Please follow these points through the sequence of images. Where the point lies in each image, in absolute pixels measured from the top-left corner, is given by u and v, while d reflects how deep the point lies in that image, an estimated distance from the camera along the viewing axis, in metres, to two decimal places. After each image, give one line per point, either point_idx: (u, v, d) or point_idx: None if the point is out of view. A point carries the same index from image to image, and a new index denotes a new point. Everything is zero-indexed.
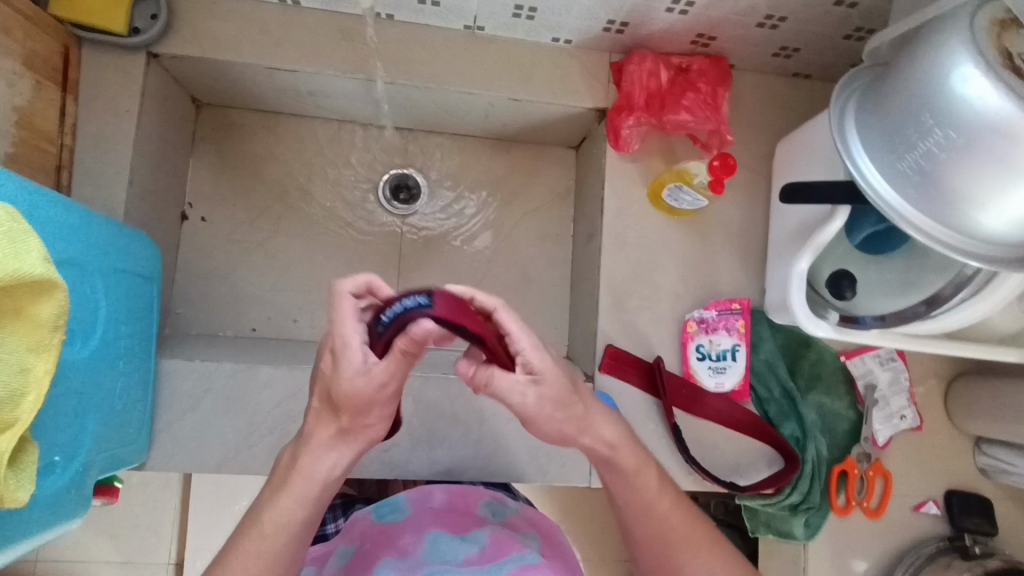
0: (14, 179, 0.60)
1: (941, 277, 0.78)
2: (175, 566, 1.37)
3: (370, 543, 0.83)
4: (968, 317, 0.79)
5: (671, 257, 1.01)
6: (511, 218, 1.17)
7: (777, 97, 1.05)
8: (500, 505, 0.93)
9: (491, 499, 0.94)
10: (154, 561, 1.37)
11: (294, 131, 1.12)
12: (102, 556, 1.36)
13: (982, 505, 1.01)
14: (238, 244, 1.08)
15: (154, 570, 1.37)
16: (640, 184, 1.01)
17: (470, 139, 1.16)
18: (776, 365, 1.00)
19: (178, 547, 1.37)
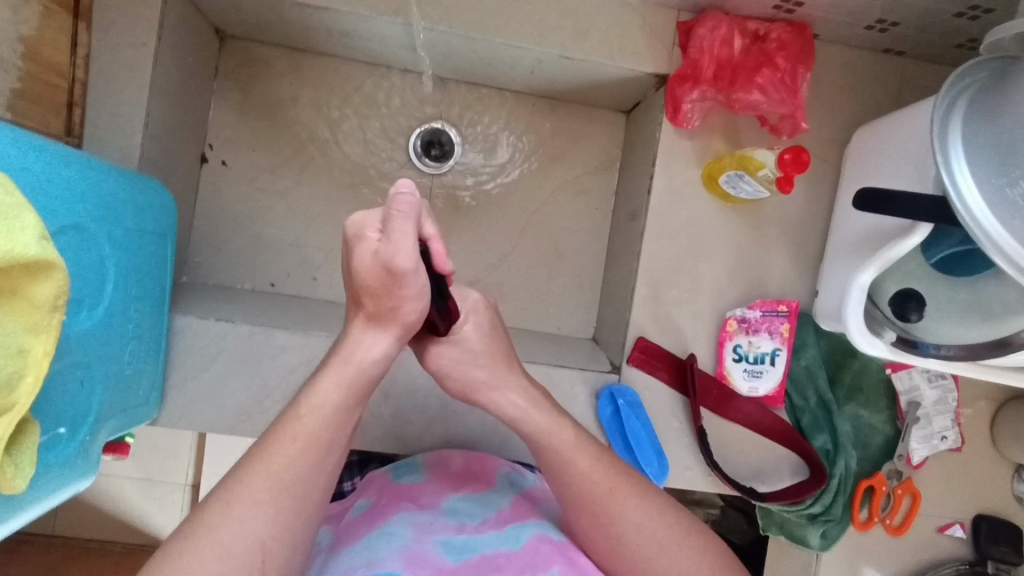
0: (5, 133, 0.54)
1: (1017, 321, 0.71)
2: (191, 487, 1.42)
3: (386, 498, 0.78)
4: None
5: (718, 249, 0.93)
6: (549, 186, 1.09)
7: (861, 76, 0.92)
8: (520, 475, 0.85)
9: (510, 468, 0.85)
10: (173, 482, 1.42)
11: (322, 72, 1.03)
12: (123, 472, 1.41)
13: (1012, 534, 0.97)
14: (260, 192, 1.03)
15: (172, 489, 1.42)
16: (695, 164, 0.92)
17: (512, 93, 1.07)
18: (816, 373, 0.94)
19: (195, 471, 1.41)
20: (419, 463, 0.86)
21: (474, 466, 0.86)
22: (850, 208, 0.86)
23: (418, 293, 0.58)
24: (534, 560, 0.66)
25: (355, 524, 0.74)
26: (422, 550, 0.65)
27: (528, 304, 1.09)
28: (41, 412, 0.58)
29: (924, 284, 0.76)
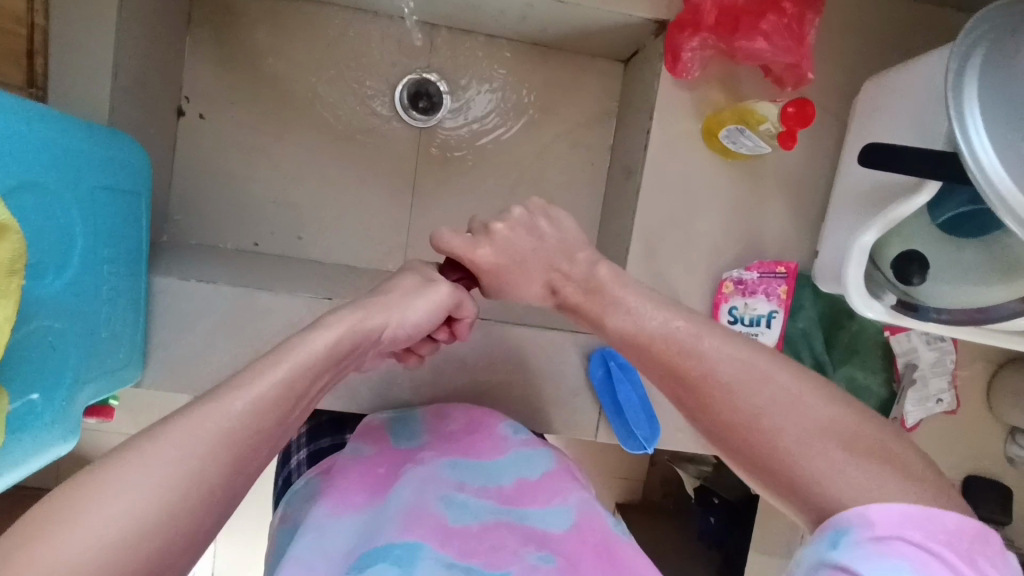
0: None
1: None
2: None
3: (386, 457, 0.75)
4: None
5: (716, 207, 0.90)
6: (542, 140, 1.04)
7: (873, 22, 0.87)
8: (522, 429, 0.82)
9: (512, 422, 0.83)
10: None
11: (302, 19, 0.98)
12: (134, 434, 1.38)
13: (1002, 494, 0.98)
14: (240, 148, 0.99)
15: None
16: (694, 118, 0.87)
17: (503, 41, 1.01)
18: (812, 335, 0.92)
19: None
20: (419, 415, 0.85)
21: (474, 421, 0.83)
22: (856, 163, 0.82)
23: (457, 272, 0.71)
24: (541, 535, 0.64)
25: (354, 480, 0.70)
26: (426, 512, 0.63)
27: None
28: (9, 379, 0.56)
29: (930, 245, 0.73)
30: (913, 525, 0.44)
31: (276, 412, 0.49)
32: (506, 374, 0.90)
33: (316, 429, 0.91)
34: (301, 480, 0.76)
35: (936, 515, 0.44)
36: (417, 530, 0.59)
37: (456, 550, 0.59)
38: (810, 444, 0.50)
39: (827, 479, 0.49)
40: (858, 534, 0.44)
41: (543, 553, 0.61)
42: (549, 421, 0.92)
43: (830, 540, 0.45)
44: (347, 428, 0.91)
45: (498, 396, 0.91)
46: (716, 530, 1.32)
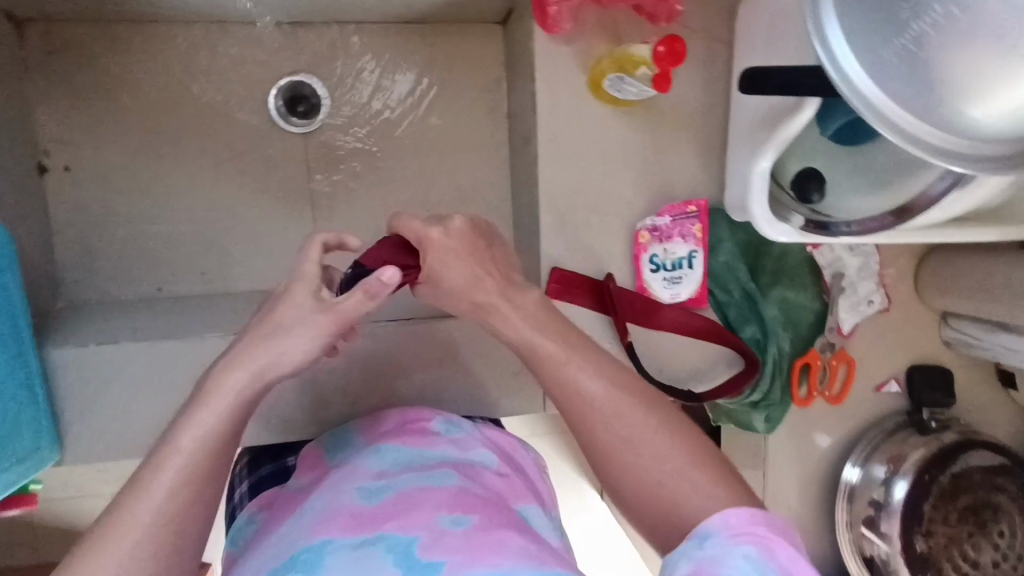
0: None
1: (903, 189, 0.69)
2: None
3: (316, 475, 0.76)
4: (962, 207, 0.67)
5: (618, 158, 0.88)
6: (437, 120, 1.00)
7: None
8: (457, 422, 0.81)
9: (445, 415, 0.82)
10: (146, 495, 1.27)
11: (150, 45, 0.91)
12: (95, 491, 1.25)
13: (944, 378, 1.00)
14: (119, 193, 0.93)
15: None
16: (578, 72, 0.84)
17: (371, 24, 0.96)
18: (736, 267, 0.91)
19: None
20: (355, 426, 0.83)
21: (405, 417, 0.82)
22: (739, 93, 0.81)
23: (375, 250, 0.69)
24: (449, 496, 0.63)
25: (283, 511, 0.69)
26: (341, 505, 0.63)
27: None
28: None
29: (824, 161, 0.73)
30: (759, 521, 0.52)
31: (180, 493, 0.53)
32: (442, 370, 0.89)
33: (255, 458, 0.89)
34: (245, 514, 0.76)
35: (768, 516, 0.53)
36: (328, 529, 0.59)
37: (367, 530, 0.59)
38: (667, 474, 0.57)
39: (684, 500, 0.55)
40: (717, 540, 0.51)
41: (456, 515, 0.60)
42: (494, 405, 0.91)
43: (697, 542, 0.51)
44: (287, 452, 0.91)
45: (440, 393, 0.89)
46: None
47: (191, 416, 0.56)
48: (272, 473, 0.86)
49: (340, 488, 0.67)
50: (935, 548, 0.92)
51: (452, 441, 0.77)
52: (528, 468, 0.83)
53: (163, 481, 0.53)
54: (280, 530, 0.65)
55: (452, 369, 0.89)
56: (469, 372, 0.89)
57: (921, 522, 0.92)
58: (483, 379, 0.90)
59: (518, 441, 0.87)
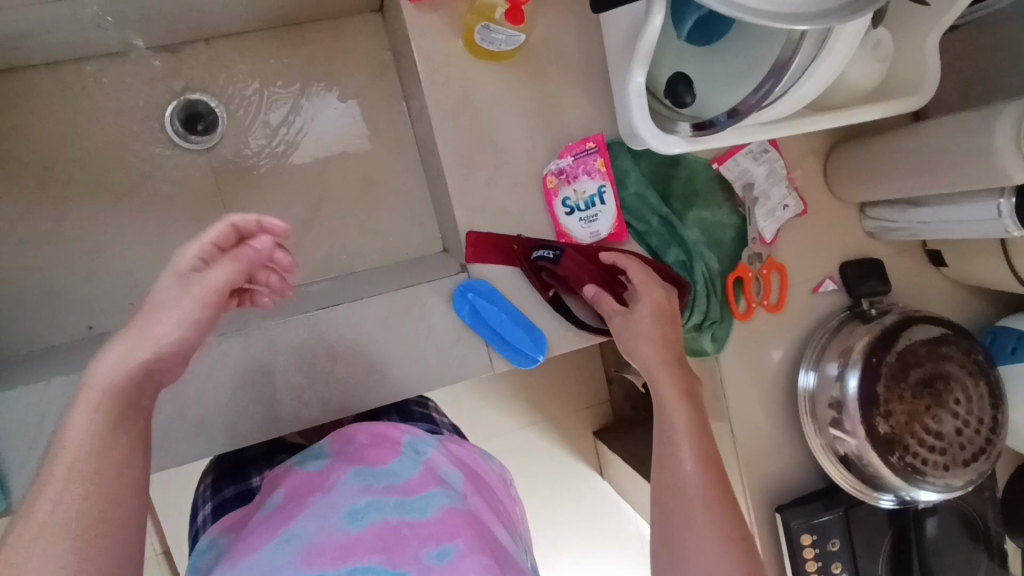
0: None
1: (745, 89, 0.75)
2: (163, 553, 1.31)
3: (291, 488, 0.72)
4: (793, 102, 0.73)
5: (511, 110, 0.90)
6: (337, 114, 1.02)
7: None
8: (425, 442, 0.80)
9: (415, 435, 0.81)
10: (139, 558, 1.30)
11: (36, 91, 0.92)
12: None
13: (876, 267, 1.02)
14: (31, 241, 0.93)
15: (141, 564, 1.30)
16: (452, 35, 0.86)
17: (253, 34, 0.98)
18: (648, 196, 0.93)
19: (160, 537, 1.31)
20: (325, 445, 0.80)
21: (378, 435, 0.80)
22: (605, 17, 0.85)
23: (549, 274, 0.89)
24: (440, 528, 0.65)
25: (260, 526, 0.68)
26: (327, 535, 0.63)
27: (367, 241, 1.03)
28: None
29: (693, 63, 0.78)
30: None
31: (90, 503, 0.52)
32: (379, 350, 0.88)
33: (218, 481, 0.88)
34: (205, 539, 0.73)
35: None
36: (315, 563, 0.60)
37: (354, 559, 0.60)
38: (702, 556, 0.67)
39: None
40: None
41: (440, 547, 0.63)
42: (440, 376, 0.91)
43: None
44: (251, 472, 0.89)
45: (384, 373, 0.89)
46: None
47: (75, 417, 0.55)
48: (234, 495, 0.82)
49: (325, 514, 0.65)
50: (898, 427, 0.91)
51: (427, 463, 0.77)
52: (488, 478, 0.85)
53: (59, 476, 0.52)
54: (253, 550, 0.63)
55: (391, 348, 0.89)
56: (409, 347, 0.89)
57: (877, 404, 0.91)
58: (425, 350, 0.89)
59: (482, 456, 0.89)
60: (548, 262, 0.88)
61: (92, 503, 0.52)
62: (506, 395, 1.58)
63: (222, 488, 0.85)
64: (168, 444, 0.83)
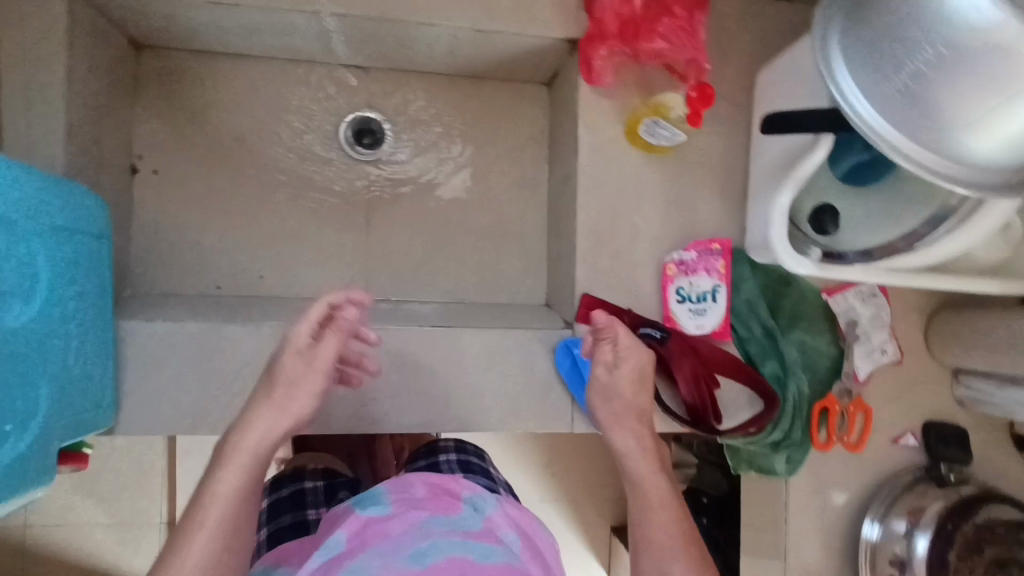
0: None
1: (883, 233, 0.80)
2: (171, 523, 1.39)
3: (354, 530, 0.74)
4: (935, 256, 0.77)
5: (650, 196, 0.97)
6: (484, 161, 1.11)
7: (760, 25, 0.98)
8: (484, 501, 0.83)
9: (474, 493, 0.83)
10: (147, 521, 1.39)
11: (243, 75, 1.05)
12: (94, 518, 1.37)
13: (960, 436, 1.02)
14: (194, 198, 1.03)
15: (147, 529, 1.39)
16: (617, 119, 0.96)
17: (436, 76, 1.10)
18: (757, 306, 0.97)
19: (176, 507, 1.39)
20: (381, 490, 0.82)
21: (438, 489, 0.83)
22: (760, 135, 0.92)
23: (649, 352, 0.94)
24: None
25: (322, 565, 0.70)
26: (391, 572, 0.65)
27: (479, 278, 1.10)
28: None
29: (837, 197, 0.82)
30: None
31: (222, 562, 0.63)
32: (473, 381, 0.93)
33: (276, 506, 0.97)
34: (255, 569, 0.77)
35: None
36: None
37: None
38: None
39: None
40: None
41: None
42: (519, 421, 0.94)
43: None
44: (306, 504, 0.97)
45: (471, 402, 0.92)
46: (705, 532, 1.30)
47: (224, 476, 0.67)
48: (290, 525, 0.92)
49: (390, 556, 0.67)
50: None
51: (488, 521, 0.79)
52: (545, 542, 0.85)
53: (204, 531, 0.63)
54: None
55: (485, 382, 0.93)
56: (501, 385, 0.93)
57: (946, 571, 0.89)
58: (514, 392, 0.93)
59: (539, 524, 0.88)
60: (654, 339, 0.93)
61: (219, 550, 0.63)
62: (543, 467, 1.57)
63: (280, 516, 0.95)
64: None
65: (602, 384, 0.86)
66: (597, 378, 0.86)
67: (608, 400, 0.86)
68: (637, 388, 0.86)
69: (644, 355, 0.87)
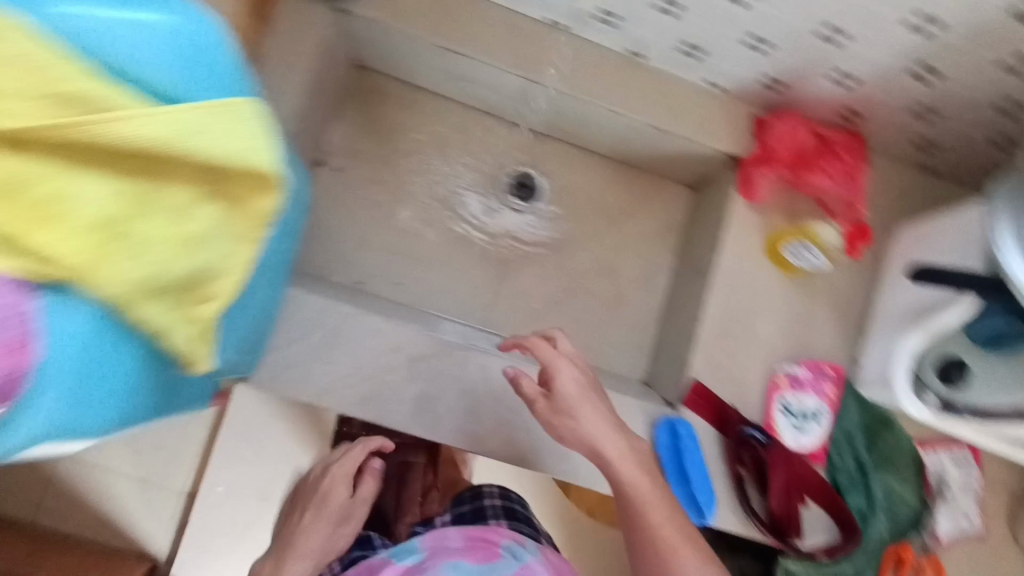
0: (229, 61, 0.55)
1: (1007, 396, 0.86)
2: None
3: None
4: None
5: (772, 309, 1.05)
6: (618, 238, 1.21)
7: (906, 186, 1.08)
8: (522, 548, 0.86)
9: (513, 541, 0.87)
10: None
11: (434, 109, 1.18)
12: None
13: None
14: (362, 201, 1.14)
15: None
16: (759, 234, 1.06)
17: (597, 156, 1.22)
18: (855, 438, 1.02)
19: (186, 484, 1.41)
20: (419, 542, 0.87)
21: (477, 538, 0.88)
22: (905, 279, 0.96)
23: (747, 452, 0.98)
24: None
25: None
26: None
27: (587, 341, 1.17)
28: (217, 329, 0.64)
29: (970, 353, 0.87)
30: None
31: None
32: None
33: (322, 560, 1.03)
34: None
35: None
36: None
37: None
38: None
39: None
40: None
41: None
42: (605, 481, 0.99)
43: None
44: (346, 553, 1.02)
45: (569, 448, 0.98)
46: None
47: None
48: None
49: None
50: None
51: (525, 568, 0.82)
52: None
53: None
54: None
55: None
56: None
57: None
58: None
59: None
60: (755, 441, 0.97)
61: None
62: None
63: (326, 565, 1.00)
64: (385, 403, 0.95)
65: (544, 420, 0.80)
66: (538, 413, 0.81)
67: (565, 416, 0.78)
68: (554, 411, 0.79)
69: (547, 368, 0.80)
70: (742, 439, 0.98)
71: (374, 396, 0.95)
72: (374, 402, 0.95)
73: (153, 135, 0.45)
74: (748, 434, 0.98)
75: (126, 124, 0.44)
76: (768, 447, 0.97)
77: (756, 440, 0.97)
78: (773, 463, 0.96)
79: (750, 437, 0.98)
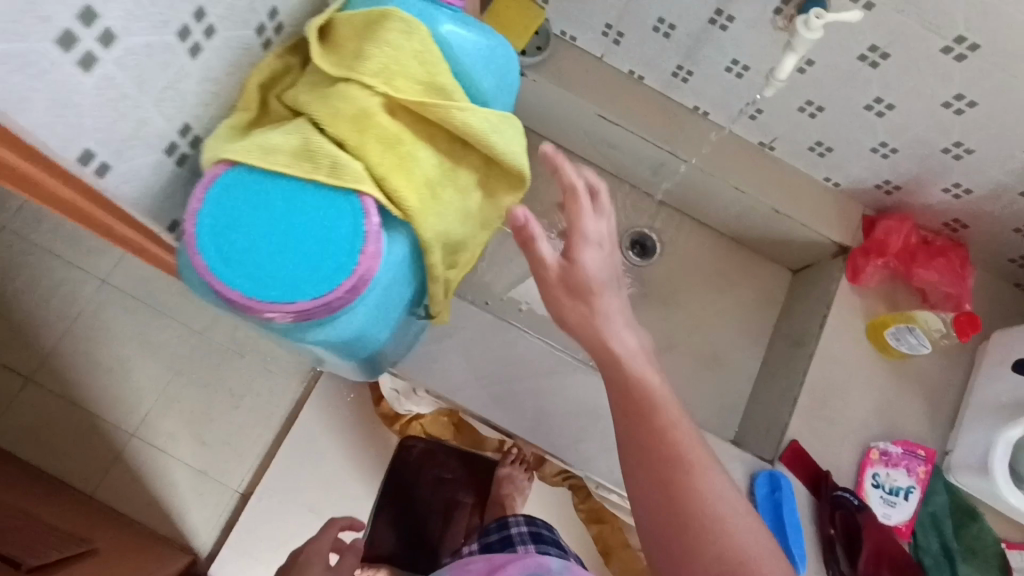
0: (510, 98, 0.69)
1: None
2: (239, 495, 1.44)
3: None
4: None
5: (868, 388, 1.13)
6: (720, 304, 1.33)
7: (998, 297, 1.18)
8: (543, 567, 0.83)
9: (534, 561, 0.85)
10: (224, 484, 1.44)
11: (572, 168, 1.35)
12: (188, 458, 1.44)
13: None
14: (501, 235, 1.30)
15: (220, 492, 1.44)
16: (861, 317, 1.16)
17: (709, 230, 1.35)
18: (941, 522, 1.07)
19: (250, 477, 1.46)
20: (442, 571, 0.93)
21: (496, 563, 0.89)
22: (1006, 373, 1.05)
23: (839, 514, 1.03)
24: None
25: None
26: None
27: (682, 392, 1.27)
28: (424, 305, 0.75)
29: None
30: None
31: None
32: None
33: None
34: None
35: None
36: None
37: None
38: None
39: None
40: None
41: None
42: None
43: None
44: None
45: None
46: None
47: None
48: None
49: None
50: None
51: None
52: None
53: None
54: None
55: None
56: None
57: None
58: None
59: None
60: (848, 504, 1.03)
61: None
62: None
63: None
64: (510, 409, 1.04)
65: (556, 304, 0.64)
66: (548, 289, 0.64)
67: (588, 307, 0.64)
68: (572, 293, 0.64)
69: (575, 236, 0.64)
70: (836, 501, 1.04)
71: (500, 401, 1.04)
72: (500, 407, 1.04)
73: (483, 127, 0.57)
74: (842, 497, 1.04)
75: (466, 114, 0.56)
76: (861, 512, 1.03)
77: (851, 503, 1.03)
78: (867, 529, 1.01)
79: (844, 499, 1.04)
